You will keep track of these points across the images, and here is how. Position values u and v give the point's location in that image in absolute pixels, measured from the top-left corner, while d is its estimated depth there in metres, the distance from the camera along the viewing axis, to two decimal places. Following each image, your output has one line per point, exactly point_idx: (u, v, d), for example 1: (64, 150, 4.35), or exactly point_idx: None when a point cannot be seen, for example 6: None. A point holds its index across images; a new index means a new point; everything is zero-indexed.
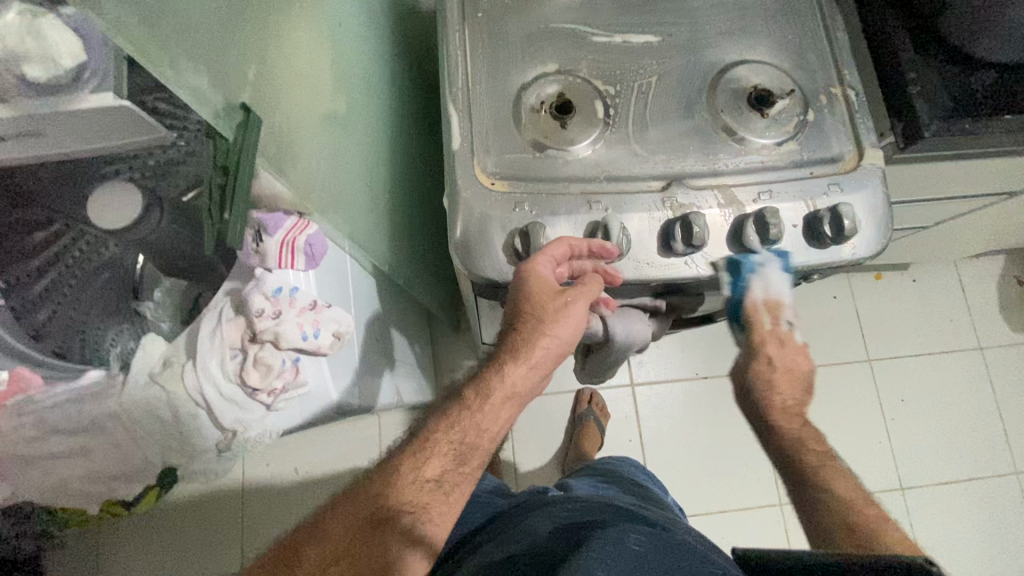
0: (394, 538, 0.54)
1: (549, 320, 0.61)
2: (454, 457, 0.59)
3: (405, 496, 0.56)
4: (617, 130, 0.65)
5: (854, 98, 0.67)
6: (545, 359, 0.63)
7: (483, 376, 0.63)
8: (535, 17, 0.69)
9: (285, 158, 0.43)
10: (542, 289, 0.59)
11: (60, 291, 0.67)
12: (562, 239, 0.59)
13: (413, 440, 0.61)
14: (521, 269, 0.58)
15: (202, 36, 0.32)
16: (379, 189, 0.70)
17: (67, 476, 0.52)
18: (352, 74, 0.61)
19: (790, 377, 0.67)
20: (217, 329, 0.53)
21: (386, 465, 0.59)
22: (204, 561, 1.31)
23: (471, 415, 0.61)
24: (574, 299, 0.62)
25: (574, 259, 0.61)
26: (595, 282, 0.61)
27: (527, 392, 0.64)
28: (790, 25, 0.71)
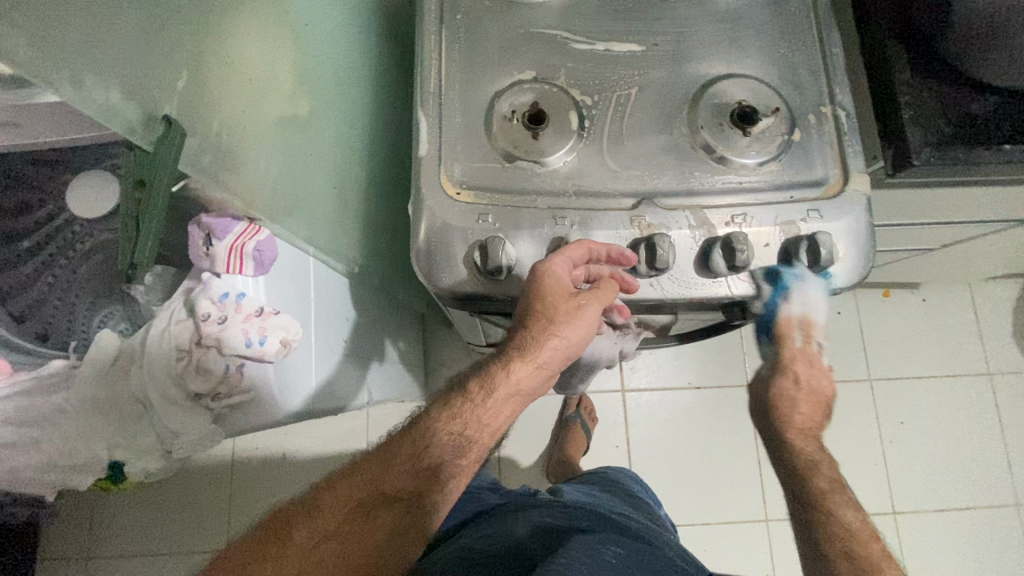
0: (386, 525, 0.57)
1: (560, 322, 0.60)
2: (452, 447, 0.60)
3: (400, 481, 0.58)
4: (592, 143, 0.63)
5: (843, 119, 0.64)
6: (552, 360, 0.62)
7: (489, 371, 0.63)
8: (516, 20, 0.67)
9: (222, 167, 0.44)
10: (557, 288, 0.58)
11: (52, 274, 0.68)
12: (584, 241, 0.58)
13: (416, 424, 0.62)
14: (538, 268, 0.57)
15: (104, 54, 0.33)
16: (351, 191, 0.69)
17: (16, 466, 0.52)
18: (319, 77, 0.60)
19: (813, 402, 0.65)
20: (167, 330, 0.53)
21: (387, 446, 0.61)
22: (192, 538, 1.35)
23: (474, 408, 0.62)
24: (587, 304, 0.61)
25: (591, 262, 0.60)
26: (611, 288, 0.61)
27: (532, 390, 0.64)
28: (783, 37, 0.68)
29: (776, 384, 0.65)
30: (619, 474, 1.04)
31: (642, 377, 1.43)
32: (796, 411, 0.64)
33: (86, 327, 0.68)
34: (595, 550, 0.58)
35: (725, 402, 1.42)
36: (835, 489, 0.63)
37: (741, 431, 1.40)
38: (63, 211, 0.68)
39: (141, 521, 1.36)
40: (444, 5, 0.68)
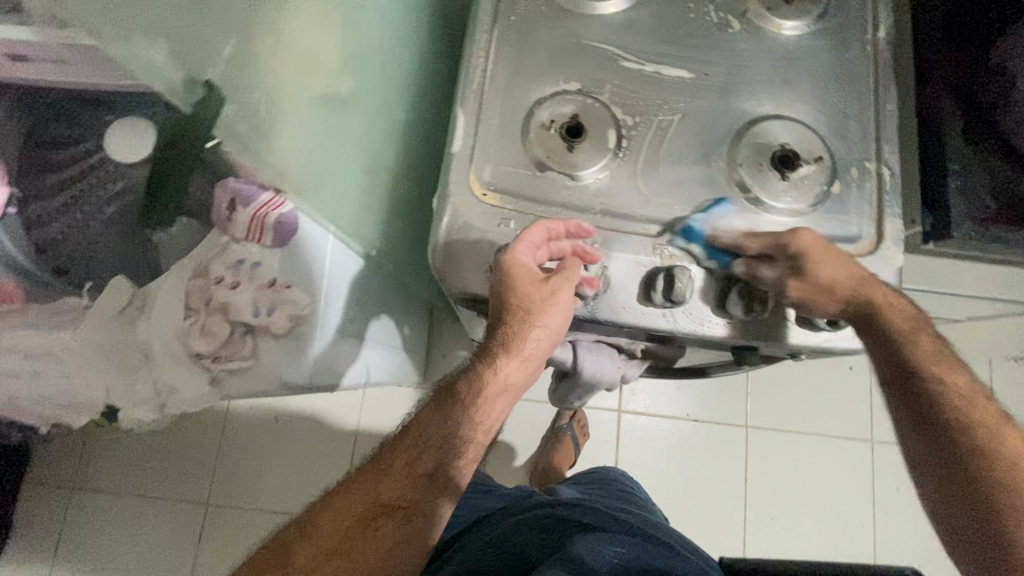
0: (382, 538, 0.60)
1: (536, 314, 0.58)
2: (442, 451, 0.62)
3: (396, 491, 0.61)
4: (626, 164, 0.63)
5: (887, 177, 0.63)
6: (537, 352, 0.62)
7: (478, 373, 0.64)
8: (570, 30, 0.67)
9: None
10: (527, 278, 0.57)
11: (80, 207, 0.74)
12: (538, 223, 0.58)
13: (408, 432, 0.64)
14: (500, 261, 0.57)
15: None
16: (380, 175, 0.69)
17: (17, 393, 0.54)
18: (364, 57, 0.60)
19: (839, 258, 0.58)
20: (182, 290, 0.55)
21: (381, 455, 0.64)
22: (177, 486, 1.38)
23: (465, 407, 0.63)
24: (560, 287, 0.58)
25: (554, 241, 0.59)
26: (576, 266, 0.59)
27: (522, 383, 0.66)
28: (838, 86, 0.66)
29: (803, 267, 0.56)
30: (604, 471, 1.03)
31: (640, 400, 1.42)
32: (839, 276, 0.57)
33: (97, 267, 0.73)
34: (596, 551, 0.60)
35: (720, 440, 1.40)
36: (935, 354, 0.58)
37: (733, 471, 1.38)
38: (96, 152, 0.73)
39: (129, 461, 1.39)
40: (499, 4, 0.67)
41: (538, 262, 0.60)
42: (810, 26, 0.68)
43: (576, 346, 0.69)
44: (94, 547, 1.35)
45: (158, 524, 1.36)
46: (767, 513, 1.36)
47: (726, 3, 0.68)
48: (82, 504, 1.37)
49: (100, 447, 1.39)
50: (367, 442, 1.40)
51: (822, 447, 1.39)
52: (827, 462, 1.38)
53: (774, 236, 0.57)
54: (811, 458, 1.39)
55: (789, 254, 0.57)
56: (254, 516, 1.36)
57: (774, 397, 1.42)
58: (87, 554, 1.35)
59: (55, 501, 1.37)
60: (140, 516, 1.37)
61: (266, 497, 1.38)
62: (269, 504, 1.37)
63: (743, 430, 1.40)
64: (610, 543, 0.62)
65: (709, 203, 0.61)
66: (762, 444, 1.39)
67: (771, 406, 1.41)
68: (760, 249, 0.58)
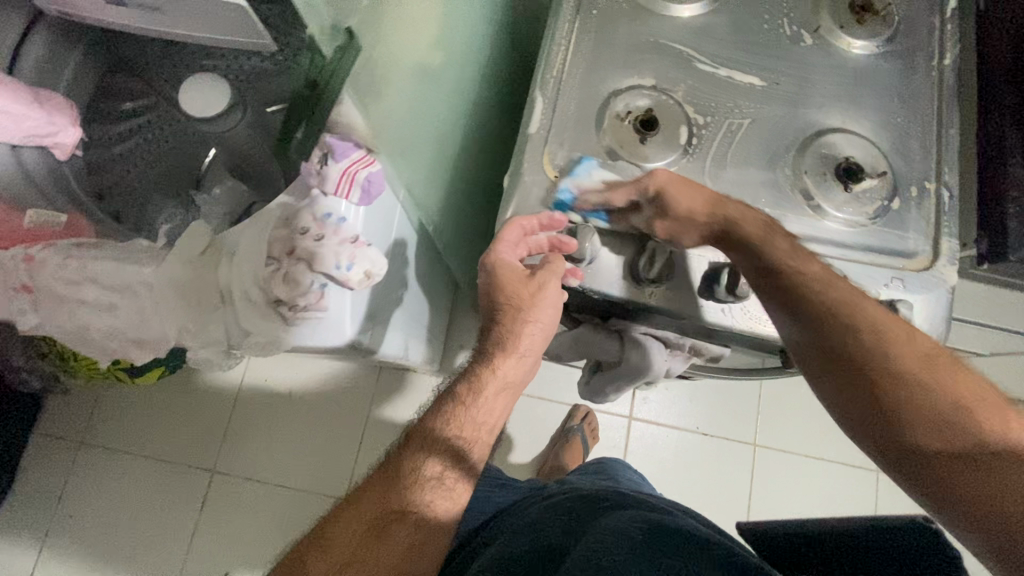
0: (398, 542, 0.59)
1: (527, 309, 0.63)
2: (451, 452, 0.63)
3: (407, 496, 0.62)
4: (694, 161, 0.64)
5: (946, 199, 0.64)
6: (532, 346, 0.67)
7: (476, 374, 0.67)
8: (648, 28, 0.69)
9: (369, 94, 0.47)
10: (511, 274, 0.63)
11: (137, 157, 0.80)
12: (512, 224, 0.60)
13: (412, 438, 0.65)
14: (487, 263, 0.63)
15: None
16: (448, 150, 0.70)
17: (90, 325, 0.54)
18: (454, 33, 0.62)
19: (681, 181, 0.58)
20: (264, 233, 0.53)
21: (387, 464, 0.64)
22: (184, 453, 1.37)
23: (465, 410, 0.65)
24: (547, 281, 0.62)
25: (531, 238, 0.62)
26: (559, 260, 0.62)
27: (520, 381, 0.69)
28: (902, 106, 0.68)
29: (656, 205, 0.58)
30: (612, 463, 1.03)
31: (651, 408, 1.43)
32: (682, 196, 0.57)
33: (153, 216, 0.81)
34: (619, 529, 0.58)
35: (727, 455, 1.41)
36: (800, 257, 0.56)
37: (738, 486, 1.39)
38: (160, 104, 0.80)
39: (140, 425, 1.38)
40: None
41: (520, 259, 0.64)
42: (879, 46, 0.70)
43: (624, 338, 0.71)
44: (96, 509, 1.34)
45: (161, 493, 1.35)
46: None
47: (799, 17, 0.71)
48: (90, 464, 1.36)
49: (115, 407, 1.39)
50: (378, 433, 1.38)
51: (827, 472, 1.40)
52: (829, 486, 1.39)
53: (628, 185, 0.59)
54: (815, 480, 1.39)
55: (647, 195, 0.58)
56: (255, 495, 1.34)
57: (784, 417, 1.43)
58: (88, 515, 1.34)
59: (63, 458, 1.36)
60: (144, 482, 1.36)
61: (269, 478, 1.36)
62: (271, 485, 1.35)
63: (750, 447, 1.41)
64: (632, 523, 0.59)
65: (573, 163, 0.62)
66: (769, 463, 1.40)
67: (779, 425, 1.42)
68: (630, 197, 0.59)
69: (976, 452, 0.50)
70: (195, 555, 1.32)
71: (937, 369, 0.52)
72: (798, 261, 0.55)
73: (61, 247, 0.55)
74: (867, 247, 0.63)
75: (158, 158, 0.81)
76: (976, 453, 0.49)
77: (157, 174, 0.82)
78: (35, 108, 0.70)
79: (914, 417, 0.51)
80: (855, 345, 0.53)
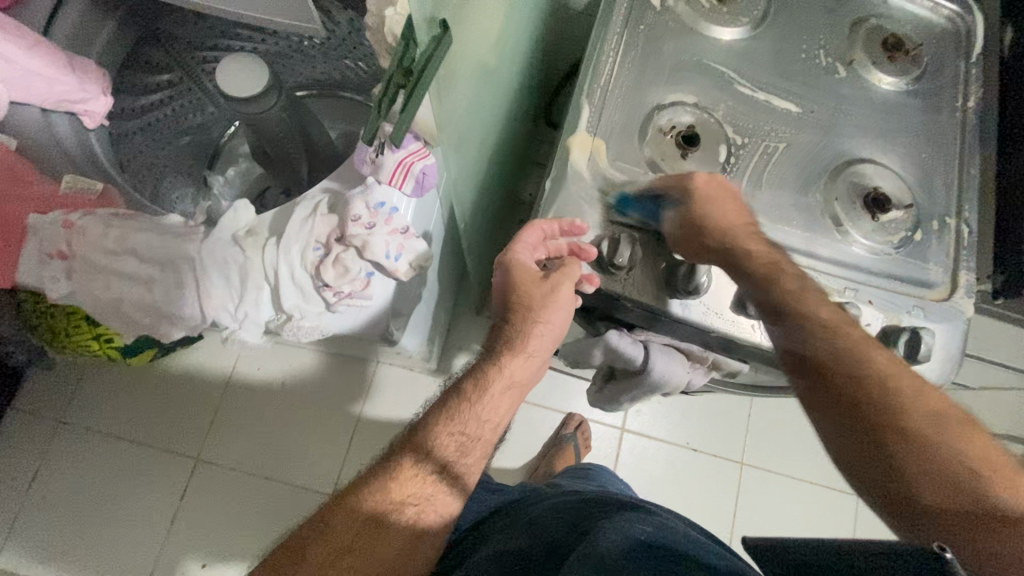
0: (399, 534, 0.58)
1: (538, 309, 0.64)
2: (457, 447, 0.63)
3: (408, 488, 0.60)
4: (732, 180, 0.66)
5: (966, 234, 0.67)
6: (541, 347, 0.66)
7: (483, 369, 0.66)
8: (693, 48, 0.70)
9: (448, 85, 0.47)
10: (525, 276, 0.64)
11: (155, 133, 0.81)
12: (532, 225, 0.62)
13: (416, 431, 0.64)
14: (503, 260, 0.65)
15: None
16: (486, 149, 0.71)
17: (123, 298, 0.53)
18: (510, 34, 0.63)
19: (719, 196, 0.60)
20: (309, 219, 0.53)
21: (391, 456, 0.63)
22: (166, 440, 1.32)
23: (471, 407, 0.64)
24: (560, 283, 0.63)
25: (550, 241, 0.63)
26: (575, 264, 0.63)
27: (527, 380, 0.68)
28: (927, 144, 0.71)
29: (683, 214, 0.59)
30: (594, 470, 1.03)
31: (644, 422, 1.44)
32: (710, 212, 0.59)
33: (166, 193, 0.80)
34: (623, 527, 0.56)
35: (715, 471, 1.43)
36: (805, 290, 0.58)
37: (723, 502, 1.41)
38: (183, 79, 0.81)
39: (124, 407, 1.34)
40: (631, 12, 0.70)
41: (536, 260, 0.65)
42: (908, 84, 0.73)
43: (650, 349, 0.71)
44: (67, 491, 1.28)
45: (138, 479, 1.30)
46: None
47: (834, 50, 0.73)
48: (66, 443, 1.31)
49: (100, 386, 1.34)
50: (370, 432, 1.35)
51: (811, 494, 1.42)
52: (813, 508, 1.41)
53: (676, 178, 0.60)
54: (800, 502, 1.42)
55: (684, 190, 0.60)
56: (236, 487, 1.30)
57: (772, 438, 1.45)
58: (58, 497, 1.27)
59: (38, 436, 1.30)
60: (121, 466, 1.30)
61: (254, 471, 1.32)
62: (256, 477, 1.31)
63: (738, 465, 1.43)
64: (634, 522, 0.58)
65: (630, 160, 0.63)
66: (755, 482, 1.42)
67: (768, 446, 1.45)
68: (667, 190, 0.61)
69: (977, 505, 0.47)
70: (167, 547, 1.26)
71: (947, 427, 0.50)
72: (807, 297, 0.57)
73: (102, 216, 0.53)
74: (891, 276, 0.66)
75: (185, 131, 0.82)
76: (995, 516, 0.46)
77: (174, 150, 0.82)
78: (67, 73, 0.69)
79: (914, 464, 0.50)
80: (860, 392, 0.53)
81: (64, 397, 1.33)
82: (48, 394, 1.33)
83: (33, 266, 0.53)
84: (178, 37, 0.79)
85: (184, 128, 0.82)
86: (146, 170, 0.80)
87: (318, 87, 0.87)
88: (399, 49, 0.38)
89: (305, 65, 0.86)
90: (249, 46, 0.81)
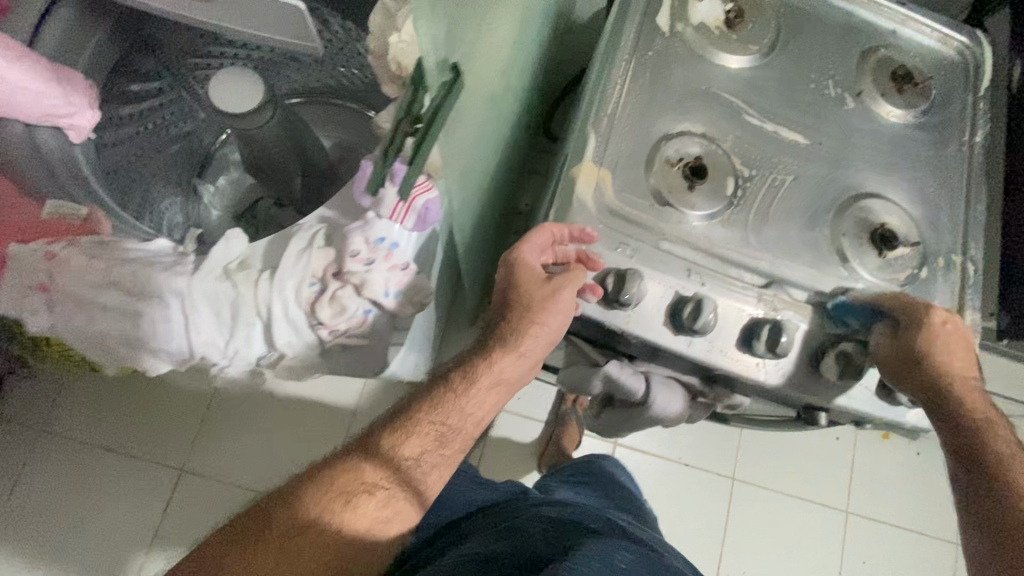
0: (363, 515, 0.56)
1: (537, 310, 0.61)
2: (435, 438, 0.60)
3: (379, 472, 0.57)
4: (739, 213, 0.65)
5: (972, 272, 0.66)
6: (533, 348, 0.63)
7: (472, 363, 0.64)
8: (701, 75, 0.69)
9: (450, 124, 0.48)
10: (529, 274, 0.62)
11: (141, 142, 0.77)
12: (543, 227, 0.60)
13: (398, 414, 0.61)
14: (509, 258, 0.63)
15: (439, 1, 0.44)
16: (487, 173, 0.69)
17: (107, 331, 0.51)
18: (516, 59, 0.61)
19: (959, 340, 0.60)
20: (304, 254, 0.51)
21: (368, 439, 0.60)
22: (151, 446, 1.29)
23: (456, 398, 0.62)
24: (562, 286, 0.60)
25: (558, 245, 0.62)
26: (579, 270, 0.60)
27: (516, 379, 0.65)
28: (933, 178, 0.70)
29: (917, 343, 0.57)
30: (594, 464, 0.99)
31: (635, 436, 1.43)
32: (949, 357, 0.59)
33: (153, 204, 0.78)
34: (605, 554, 0.54)
35: (706, 487, 1.42)
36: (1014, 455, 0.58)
37: (712, 518, 1.40)
38: (172, 88, 0.79)
39: (109, 411, 1.30)
40: (640, 38, 0.69)
41: (543, 264, 0.63)
42: (916, 117, 0.72)
43: (651, 382, 0.70)
44: (46, 499, 1.24)
45: (121, 483, 1.26)
46: (739, 567, 1.38)
47: (843, 80, 0.72)
48: (45, 453, 1.26)
49: (81, 394, 1.30)
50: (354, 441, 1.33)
51: (800, 511, 1.42)
52: (802, 525, 1.41)
53: (910, 303, 0.59)
54: (789, 519, 1.41)
55: (917, 316, 0.58)
56: (216, 494, 1.27)
57: (764, 454, 1.44)
58: (36, 507, 1.23)
59: (17, 446, 1.26)
60: (101, 474, 1.26)
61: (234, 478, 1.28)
62: (236, 484, 1.28)
63: (729, 481, 1.42)
64: (618, 549, 0.56)
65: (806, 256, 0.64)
66: (746, 499, 1.42)
67: (761, 462, 1.44)
68: (893, 309, 0.60)
69: None
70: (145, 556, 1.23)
71: None
72: (1015, 466, 0.57)
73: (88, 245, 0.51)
74: None
75: (172, 140, 0.80)
76: None
77: (163, 161, 0.79)
78: (53, 86, 0.66)
79: None
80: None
81: (45, 402, 1.29)
82: (28, 400, 1.29)
83: (12, 299, 0.51)
84: (166, 45, 0.77)
85: (172, 137, 0.80)
86: (130, 181, 0.76)
87: (310, 97, 0.85)
88: (410, 104, 0.45)
89: (302, 76, 0.84)
90: (238, 58, 0.79)
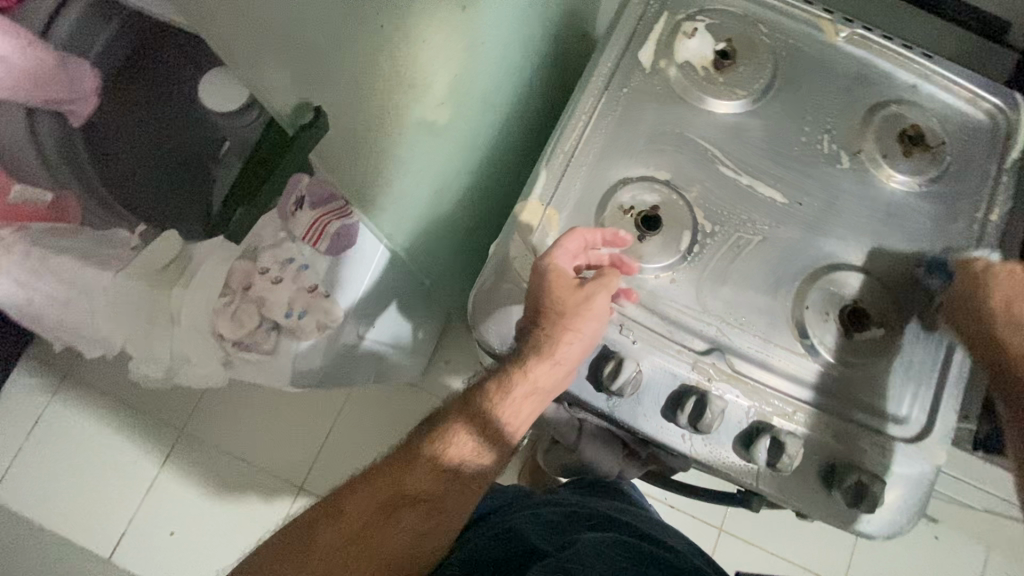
0: (407, 527, 0.57)
1: (570, 318, 0.55)
2: (476, 448, 0.59)
3: (421, 482, 0.57)
4: (693, 270, 0.61)
5: (955, 368, 0.59)
6: (571, 358, 0.56)
7: (506, 373, 0.58)
8: (677, 118, 0.65)
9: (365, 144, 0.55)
10: (562, 282, 0.55)
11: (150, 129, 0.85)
12: (575, 231, 0.57)
13: (436, 422, 0.60)
14: (539, 265, 0.56)
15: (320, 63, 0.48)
16: (448, 199, 0.68)
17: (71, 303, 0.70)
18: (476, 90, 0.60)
19: None
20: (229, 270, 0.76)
21: (407, 447, 0.60)
22: (151, 421, 1.23)
23: (493, 409, 0.58)
24: (596, 292, 0.56)
25: (590, 250, 0.58)
26: (614, 275, 0.57)
27: (554, 389, 0.58)
28: (930, 254, 0.63)
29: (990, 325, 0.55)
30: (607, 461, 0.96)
31: None
32: None
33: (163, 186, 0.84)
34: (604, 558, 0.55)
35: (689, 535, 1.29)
36: None
37: None
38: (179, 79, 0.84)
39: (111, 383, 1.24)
40: (616, 73, 0.65)
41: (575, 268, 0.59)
42: (923, 184, 0.65)
43: (583, 433, 0.67)
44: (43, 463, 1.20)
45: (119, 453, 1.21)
46: None
47: (842, 137, 0.66)
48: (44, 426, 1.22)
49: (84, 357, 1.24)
50: (358, 433, 1.24)
51: None
52: None
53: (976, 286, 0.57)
54: None
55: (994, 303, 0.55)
56: (229, 474, 1.21)
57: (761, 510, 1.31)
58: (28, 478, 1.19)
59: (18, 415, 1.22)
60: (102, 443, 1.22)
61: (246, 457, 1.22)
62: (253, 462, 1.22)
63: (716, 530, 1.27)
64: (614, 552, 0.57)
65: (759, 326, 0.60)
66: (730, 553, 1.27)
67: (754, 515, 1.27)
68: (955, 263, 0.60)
69: None
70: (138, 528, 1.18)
71: None
72: None
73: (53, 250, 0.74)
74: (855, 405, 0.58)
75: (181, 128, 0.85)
76: None
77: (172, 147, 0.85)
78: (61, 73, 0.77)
79: None
80: None
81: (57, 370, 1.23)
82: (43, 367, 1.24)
83: None
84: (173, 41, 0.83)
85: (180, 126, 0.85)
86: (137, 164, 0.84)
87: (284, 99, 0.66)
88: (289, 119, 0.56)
89: None
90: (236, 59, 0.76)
